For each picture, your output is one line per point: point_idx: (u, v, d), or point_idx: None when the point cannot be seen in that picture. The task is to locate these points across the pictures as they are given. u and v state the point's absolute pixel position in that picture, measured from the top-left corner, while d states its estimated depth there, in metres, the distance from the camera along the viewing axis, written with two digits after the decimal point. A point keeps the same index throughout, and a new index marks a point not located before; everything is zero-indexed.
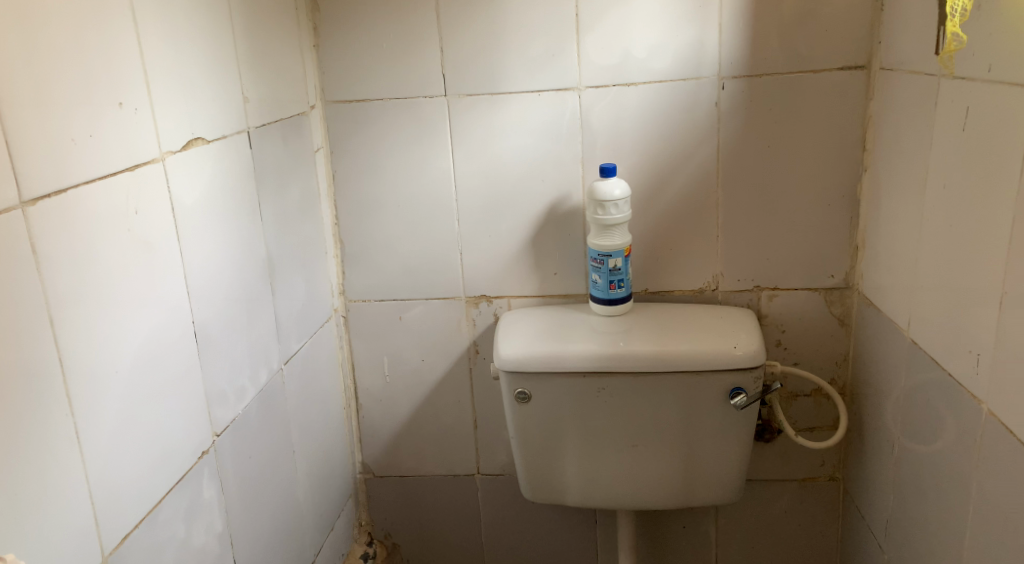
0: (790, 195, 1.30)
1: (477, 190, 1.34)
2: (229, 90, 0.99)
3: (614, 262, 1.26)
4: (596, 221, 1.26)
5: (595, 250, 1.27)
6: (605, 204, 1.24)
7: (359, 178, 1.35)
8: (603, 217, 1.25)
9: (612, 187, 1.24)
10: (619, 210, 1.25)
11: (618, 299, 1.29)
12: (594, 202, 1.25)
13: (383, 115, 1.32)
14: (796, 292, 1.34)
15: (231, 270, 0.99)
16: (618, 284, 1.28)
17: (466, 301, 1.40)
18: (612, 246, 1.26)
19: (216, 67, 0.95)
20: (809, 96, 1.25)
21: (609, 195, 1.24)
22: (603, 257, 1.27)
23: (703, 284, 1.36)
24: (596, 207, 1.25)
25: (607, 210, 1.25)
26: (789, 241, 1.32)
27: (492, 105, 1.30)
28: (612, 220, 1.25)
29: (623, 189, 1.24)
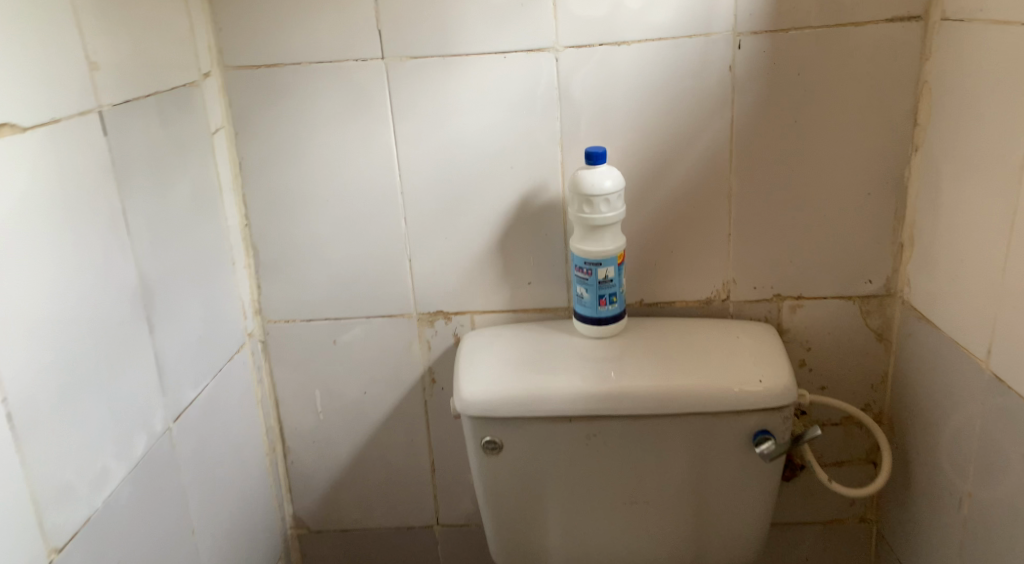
0: (821, 182, 1.04)
1: (428, 180, 1.06)
2: (53, 53, 0.69)
3: (605, 272, 1.00)
4: (581, 221, 0.98)
5: (580, 257, 1.00)
6: (593, 201, 0.97)
7: (275, 166, 1.06)
8: (590, 216, 0.97)
9: (601, 178, 0.96)
10: (610, 207, 0.97)
11: (608, 318, 1.03)
12: (579, 197, 0.97)
13: (304, 85, 1.02)
14: (825, 302, 1.09)
15: (75, 310, 0.71)
16: (609, 299, 1.02)
17: (418, 319, 1.13)
18: (603, 253, 0.99)
19: (27, 19, 0.66)
20: (847, 57, 0.98)
21: (599, 188, 0.96)
22: (591, 266, 0.99)
23: (712, 293, 1.10)
24: (581, 203, 0.98)
25: (596, 208, 0.97)
26: (819, 239, 1.06)
27: (445, 71, 1.01)
28: (602, 220, 0.98)
29: (616, 180, 0.97)
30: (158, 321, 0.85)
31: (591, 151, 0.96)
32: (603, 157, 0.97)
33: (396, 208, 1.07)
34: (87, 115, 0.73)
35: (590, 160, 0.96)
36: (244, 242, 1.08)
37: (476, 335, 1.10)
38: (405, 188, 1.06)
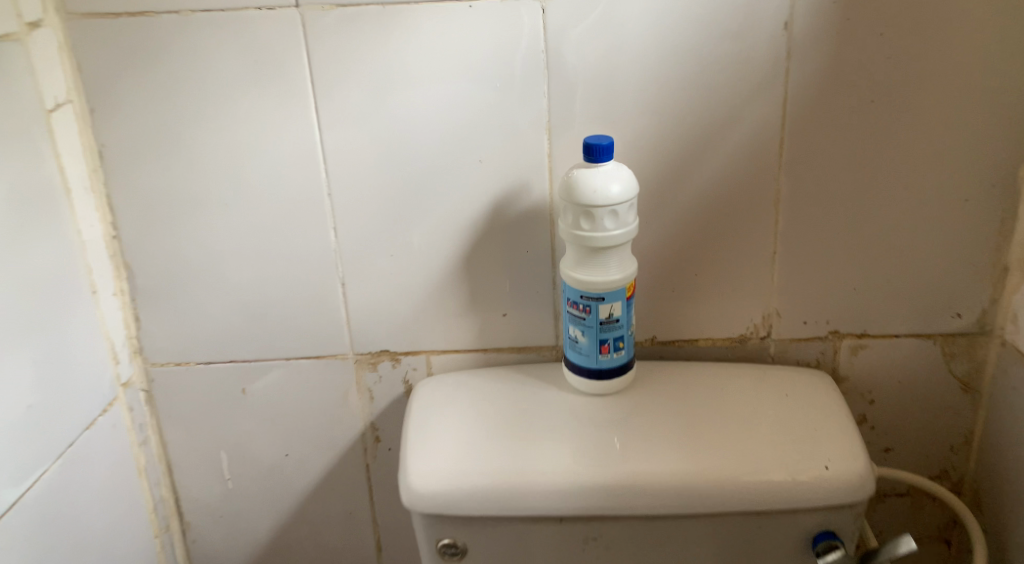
0: (903, 184, 0.76)
1: (367, 178, 0.77)
2: None
3: (609, 309, 0.72)
4: (576, 240, 0.71)
5: (575, 289, 0.72)
6: (594, 214, 0.69)
7: (153, 158, 0.76)
8: (590, 235, 0.70)
9: (606, 182, 0.68)
10: (618, 222, 0.70)
11: (612, 369, 0.76)
12: (574, 208, 0.69)
13: (189, 45, 0.73)
14: (897, 341, 0.82)
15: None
16: (614, 345, 0.74)
17: (356, 360, 0.85)
18: (606, 284, 0.72)
19: None
20: (949, 11, 0.71)
21: (604, 196, 0.68)
22: (589, 301, 0.72)
23: (748, 329, 0.83)
24: (578, 217, 0.70)
25: (598, 223, 0.69)
26: (894, 259, 0.79)
27: (387, 27, 0.72)
28: (607, 239, 0.70)
29: (626, 184, 0.69)
30: None
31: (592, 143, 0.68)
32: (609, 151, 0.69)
33: (325, 215, 0.79)
34: None
35: (589, 156, 0.68)
36: (113, 259, 0.80)
37: (430, 386, 0.83)
38: (335, 187, 0.78)
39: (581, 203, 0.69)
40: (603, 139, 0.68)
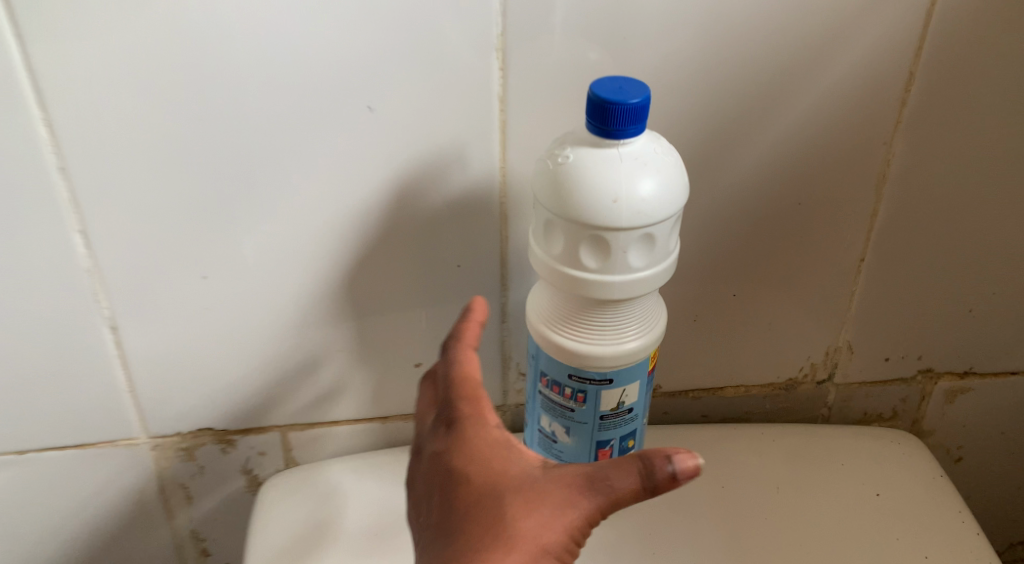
0: None
1: (144, 138, 0.40)
2: None
3: (618, 396, 0.40)
4: (566, 283, 0.37)
5: (560, 364, 0.39)
6: (606, 240, 0.35)
7: None
8: (595, 277, 0.36)
9: (635, 179, 0.34)
10: (650, 252, 0.36)
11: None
12: (569, 226, 0.35)
13: None
14: (1011, 383, 0.55)
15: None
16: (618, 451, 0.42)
17: (154, 447, 0.49)
18: (615, 361, 0.38)
19: None
20: None
21: (629, 208, 0.34)
22: (584, 384, 0.39)
23: (801, 371, 0.53)
24: (572, 241, 0.36)
25: (611, 256, 0.35)
26: None
27: None
28: (625, 285, 0.36)
29: (671, 182, 0.35)
30: None
31: (615, 103, 0.33)
32: (645, 118, 0.34)
33: (61, 209, 0.41)
34: None
35: (604, 124, 0.34)
36: None
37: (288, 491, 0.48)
38: (77, 155, 0.39)
39: (582, 220, 0.35)
40: (635, 98, 0.34)
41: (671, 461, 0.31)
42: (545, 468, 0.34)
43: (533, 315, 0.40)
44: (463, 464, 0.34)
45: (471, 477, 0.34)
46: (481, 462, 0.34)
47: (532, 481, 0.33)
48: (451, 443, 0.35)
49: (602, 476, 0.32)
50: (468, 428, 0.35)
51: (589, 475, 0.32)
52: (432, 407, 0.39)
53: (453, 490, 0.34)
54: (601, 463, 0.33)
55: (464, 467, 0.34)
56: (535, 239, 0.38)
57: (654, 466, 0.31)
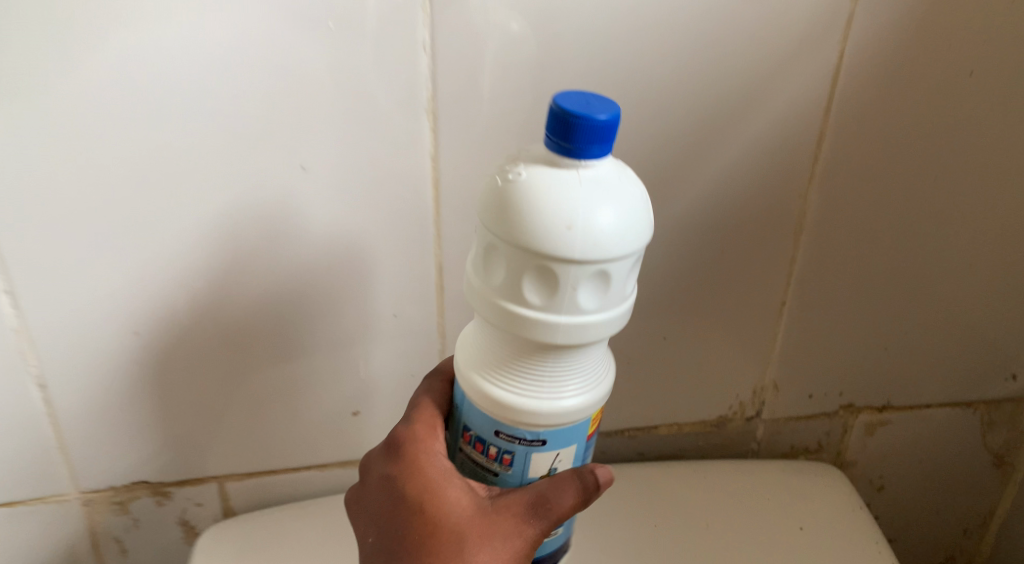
0: (982, 205, 0.49)
1: (77, 194, 0.40)
2: None
3: (551, 459, 0.36)
4: (505, 318, 0.34)
5: (488, 419, 0.35)
6: (554, 268, 0.32)
7: None
8: (536, 312, 0.33)
9: (591, 204, 0.32)
10: (601, 292, 0.33)
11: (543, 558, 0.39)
12: (513, 250, 0.32)
13: None
14: (926, 414, 0.58)
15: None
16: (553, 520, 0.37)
17: (86, 502, 0.48)
18: (548, 418, 0.34)
19: None
20: None
21: (582, 234, 0.32)
22: (512, 444, 0.35)
23: (730, 409, 0.55)
24: (516, 268, 0.33)
25: (557, 287, 0.33)
26: (945, 309, 0.53)
27: None
28: (570, 327, 0.33)
29: (631, 217, 0.33)
30: None
31: (579, 118, 0.32)
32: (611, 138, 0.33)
33: None
34: None
35: (568, 136, 0.32)
36: None
37: (224, 539, 0.48)
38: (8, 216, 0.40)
39: (529, 242, 0.32)
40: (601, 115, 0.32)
41: (593, 471, 0.36)
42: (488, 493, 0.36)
43: (461, 361, 0.37)
44: (414, 495, 0.36)
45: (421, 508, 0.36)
46: (431, 494, 0.36)
47: (481, 508, 0.36)
48: (400, 472, 0.37)
49: (541, 499, 0.35)
50: (416, 461, 0.37)
51: (532, 503, 0.35)
52: None
53: (409, 521, 0.36)
54: (540, 481, 0.36)
55: (415, 497, 0.36)
56: (471, 271, 0.35)
57: (583, 480, 0.36)
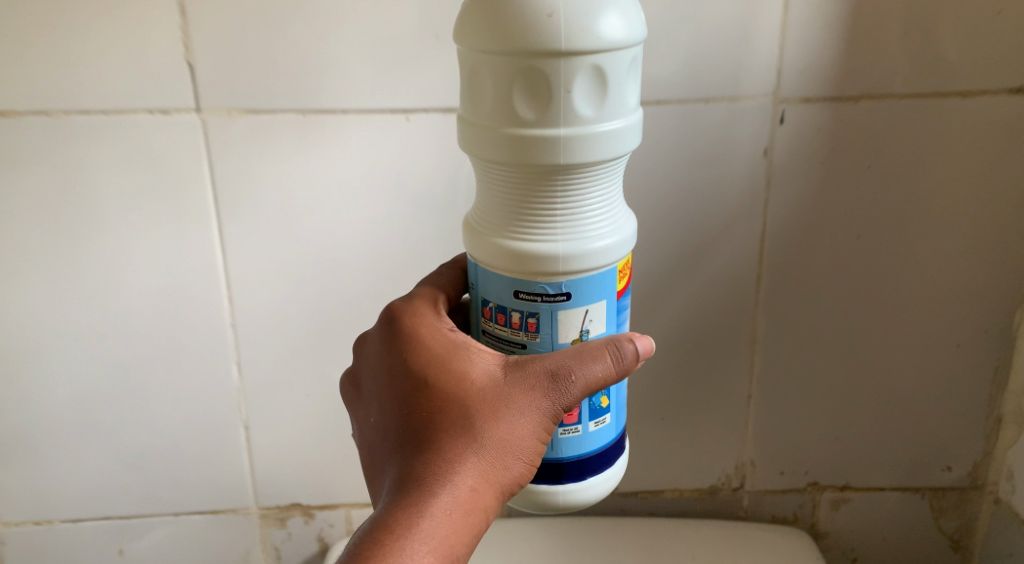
0: (891, 325, 0.68)
1: (283, 305, 0.64)
2: None
3: (581, 320, 0.45)
4: (517, 138, 0.42)
5: (509, 280, 0.45)
6: (554, 76, 0.40)
7: (9, 283, 0.62)
8: (546, 144, 0.41)
9: (583, 11, 0.40)
10: (602, 87, 0.41)
11: (595, 461, 0.50)
12: (514, 68, 0.41)
13: (61, 151, 0.59)
14: (879, 496, 0.73)
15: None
16: (586, 415, 0.48)
17: (260, 514, 0.71)
18: (580, 261, 0.43)
19: None
20: (950, 145, 0.62)
21: (568, 24, 0.39)
22: (537, 305, 0.45)
23: (719, 479, 0.73)
24: (520, 89, 0.41)
25: (554, 87, 0.41)
26: (879, 406, 0.71)
27: (307, 138, 0.60)
28: (579, 141, 0.42)
29: (628, 23, 0.41)
30: None
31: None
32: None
33: (226, 350, 0.65)
34: None
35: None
36: None
37: None
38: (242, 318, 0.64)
39: (529, 55, 0.40)
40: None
41: (630, 343, 0.45)
42: (511, 364, 0.46)
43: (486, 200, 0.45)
44: (443, 368, 0.46)
45: (454, 378, 0.46)
46: (459, 372, 0.46)
47: (507, 377, 0.45)
48: (428, 353, 0.47)
49: (562, 370, 0.44)
50: (444, 344, 0.47)
51: (555, 374, 0.44)
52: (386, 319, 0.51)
53: (437, 393, 0.46)
54: (569, 342, 0.46)
55: (444, 371, 0.46)
56: (476, 125, 0.43)
57: (615, 352, 0.45)
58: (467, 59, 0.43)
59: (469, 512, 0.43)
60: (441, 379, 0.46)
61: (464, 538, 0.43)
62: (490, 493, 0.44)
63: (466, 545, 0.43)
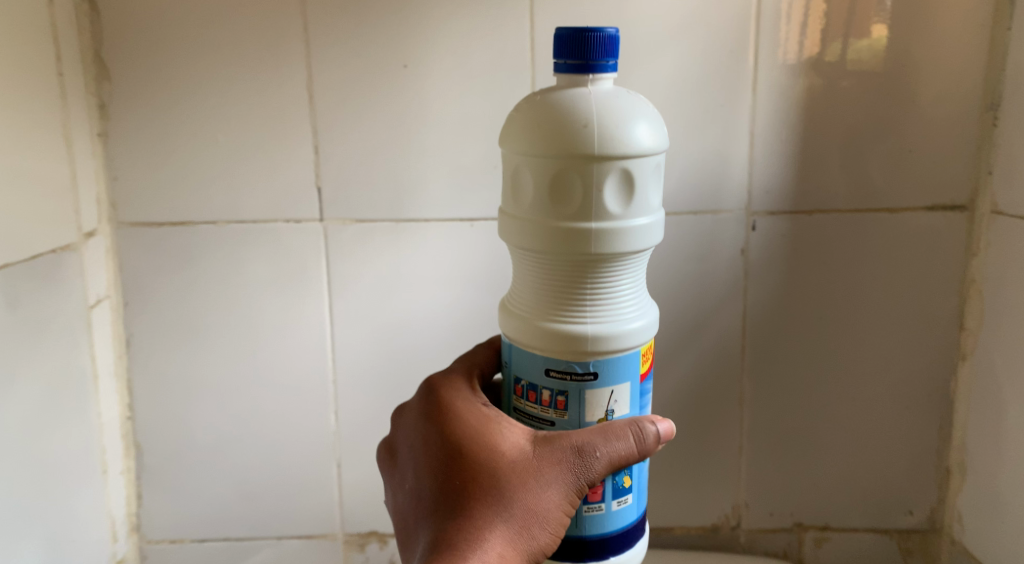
0: (853, 390, 0.85)
1: (372, 366, 0.84)
2: None
3: (608, 400, 0.60)
4: (565, 228, 0.58)
5: (541, 363, 0.60)
6: (593, 183, 0.57)
7: (173, 345, 0.83)
8: (584, 239, 0.57)
9: (620, 135, 0.56)
10: (627, 196, 0.58)
11: (618, 539, 0.62)
12: (568, 173, 0.57)
13: (222, 250, 0.81)
14: (855, 535, 0.88)
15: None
16: (610, 494, 0.61)
17: (345, 541, 0.87)
18: (608, 338, 0.58)
19: None
20: (884, 246, 0.81)
21: (607, 145, 0.56)
22: (567, 385, 0.59)
23: (719, 518, 0.88)
24: (569, 190, 0.57)
25: (592, 194, 0.57)
26: (848, 460, 0.86)
27: (399, 241, 0.81)
28: (609, 238, 0.57)
29: (652, 144, 0.58)
30: None
31: (592, 30, 0.57)
32: (616, 53, 0.58)
33: (328, 400, 0.84)
34: None
35: (593, 94, 0.57)
36: (124, 439, 0.84)
37: None
38: (341, 376, 0.84)
39: (580, 167, 0.57)
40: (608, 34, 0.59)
41: (644, 429, 0.60)
42: (545, 441, 0.60)
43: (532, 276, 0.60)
44: (490, 447, 0.61)
45: (499, 451, 0.60)
46: (503, 446, 0.61)
47: (541, 451, 0.60)
48: (477, 432, 0.61)
49: (586, 449, 0.59)
50: (491, 425, 0.62)
51: (580, 452, 0.59)
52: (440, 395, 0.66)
53: (488, 462, 0.60)
54: (595, 421, 0.60)
55: (490, 449, 0.61)
56: (530, 219, 0.59)
57: (630, 436, 0.59)
58: (522, 171, 0.59)
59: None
60: (487, 457, 0.60)
61: None
62: (523, 554, 0.59)
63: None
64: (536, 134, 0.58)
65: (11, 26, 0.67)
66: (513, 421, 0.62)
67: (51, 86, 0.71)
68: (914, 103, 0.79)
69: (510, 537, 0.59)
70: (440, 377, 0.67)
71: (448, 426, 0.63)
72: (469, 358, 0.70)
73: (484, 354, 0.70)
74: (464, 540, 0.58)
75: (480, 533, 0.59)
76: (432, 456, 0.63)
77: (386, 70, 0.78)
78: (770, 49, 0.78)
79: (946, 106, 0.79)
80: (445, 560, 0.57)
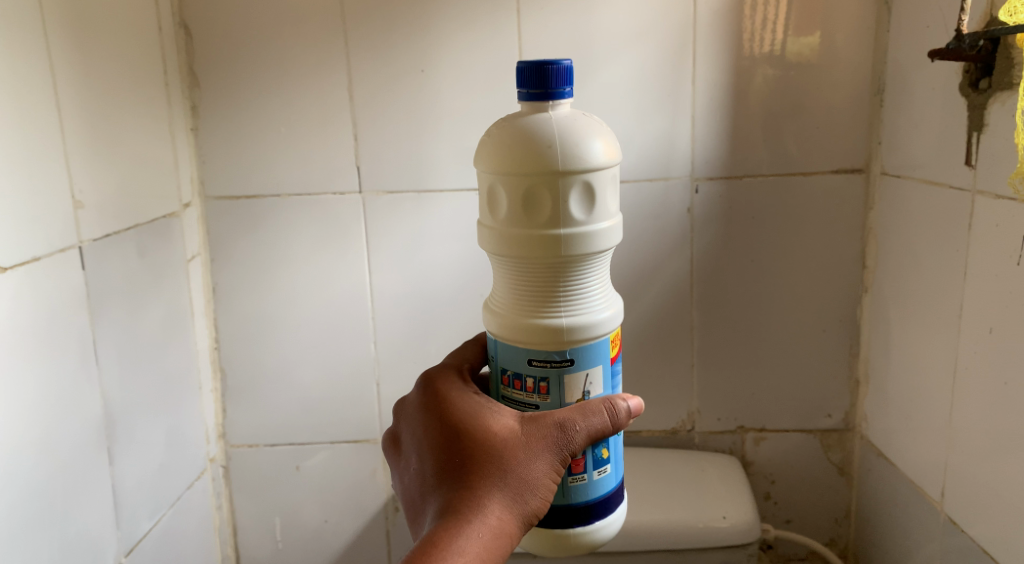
0: (779, 319, 1.07)
1: (402, 305, 1.08)
2: (43, 201, 0.76)
3: (584, 382, 0.70)
4: (541, 234, 0.68)
5: (524, 351, 0.70)
6: (562, 196, 0.68)
7: (248, 291, 1.07)
8: (557, 244, 0.68)
9: (581, 151, 0.68)
10: (590, 205, 0.69)
11: (600, 505, 0.72)
12: (541, 188, 0.68)
13: (284, 216, 1.05)
14: (786, 434, 1.11)
15: (33, 459, 0.75)
16: (591, 466, 0.71)
17: None
18: (583, 327, 0.69)
19: (32, 171, 0.75)
20: (799, 204, 1.04)
21: (572, 162, 0.68)
22: (548, 372, 0.70)
23: (677, 422, 1.11)
24: (542, 203, 0.68)
25: (560, 204, 0.68)
26: (777, 374, 1.09)
27: (420, 207, 1.04)
28: (577, 243, 0.69)
29: (610, 157, 0.70)
30: (121, 451, 0.87)
31: (552, 63, 0.69)
32: (571, 81, 0.70)
33: (367, 332, 1.08)
34: (68, 251, 0.79)
35: (554, 120, 0.69)
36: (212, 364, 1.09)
37: None
38: (377, 314, 1.08)
39: (550, 182, 0.68)
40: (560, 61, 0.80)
41: (616, 405, 0.70)
42: (530, 419, 0.69)
43: (512, 279, 0.71)
44: (483, 429, 0.70)
45: (492, 431, 0.69)
46: (495, 427, 0.70)
47: (527, 428, 0.69)
48: (471, 416, 0.71)
49: (567, 424, 0.69)
50: (483, 410, 0.71)
51: (562, 427, 0.68)
52: (435, 387, 0.75)
53: (481, 441, 0.69)
54: (574, 401, 0.70)
55: (484, 429, 0.69)
56: (510, 229, 0.70)
57: (606, 409, 0.70)
58: (500, 190, 0.70)
59: (496, 531, 0.67)
60: (482, 438, 0.69)
61: (494, 552, 0.66)
62: (518, 518, 0.68)
63: (501, 556, 0.67)
64: (510, 157, 0.69)
65: (137, 51, 0.92)
66: (503, 406, 0.72)
67: (162, 94, 0.97)
68: (818, 89, 1.01)
69: (506, 503, 0.68)
70: (436, 372, 0.77)
71: (444, 412, 0.72)
72: (460, 355, 0.81)
73: (474, 350, 0.81)
74: (463, 509, 0.67)
75: (480, 502, 0.68)
76: (431, 439, 0.72)
77: (407, 72, 1.01)
78: (706, 48, 1.00)
79: (844, 91, 1.01)
80: (448, 529, 0.66)
